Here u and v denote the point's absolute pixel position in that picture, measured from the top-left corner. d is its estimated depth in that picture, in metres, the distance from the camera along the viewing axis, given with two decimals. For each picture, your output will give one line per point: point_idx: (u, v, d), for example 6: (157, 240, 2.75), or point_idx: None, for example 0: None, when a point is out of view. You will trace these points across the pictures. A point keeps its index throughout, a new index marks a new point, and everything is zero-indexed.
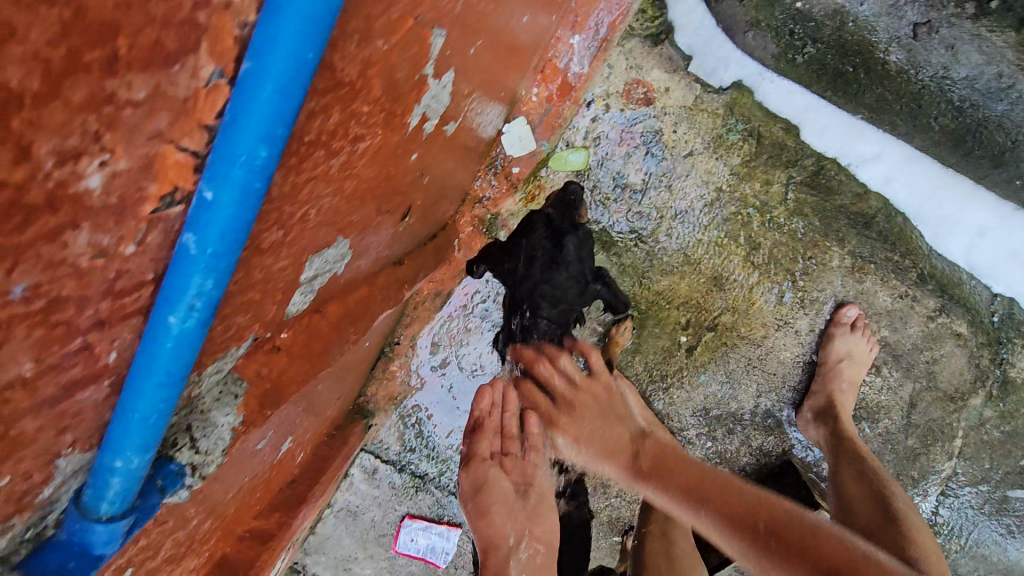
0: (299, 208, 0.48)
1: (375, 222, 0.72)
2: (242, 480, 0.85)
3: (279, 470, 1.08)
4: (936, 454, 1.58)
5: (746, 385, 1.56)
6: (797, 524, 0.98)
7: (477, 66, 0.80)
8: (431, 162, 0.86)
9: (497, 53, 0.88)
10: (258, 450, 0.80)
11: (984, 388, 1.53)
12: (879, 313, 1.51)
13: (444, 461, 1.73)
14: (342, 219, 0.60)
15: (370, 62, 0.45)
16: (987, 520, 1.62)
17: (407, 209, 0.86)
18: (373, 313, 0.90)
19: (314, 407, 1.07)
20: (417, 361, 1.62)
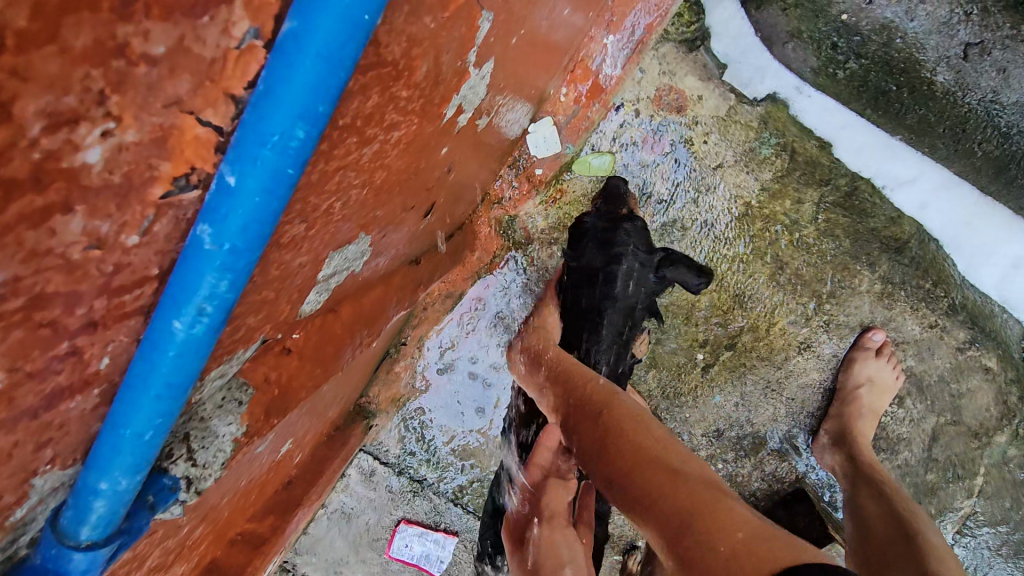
0: (326, 200, 0.43)
1: (398, 218, 0.67)
2: (239, 484, 0.80)
3: (276, 472, 1.03)
4: (955, 491, 1.52)
5: (762, 408, 1.50)
6: (695, 518, 0.72)
7: (516, 58, 0.75)
8: (457, 159, 0.81)
9: (535, 46, 0.84)
10: (257, 453, 0.76)
11: (1010, 426, 1.47)
12: (905, 341, 1.46)
13: (444, 467, 1.68)
14: (367, 214, 0.55)
15: (416, 40, 0.40)
16: (1003, 562, 1.56)
17: (429, 207, 0.81)
18: (387, 314, 0.85)
19: (317, 408, 1.03)
20: (424, 361, 1.57)
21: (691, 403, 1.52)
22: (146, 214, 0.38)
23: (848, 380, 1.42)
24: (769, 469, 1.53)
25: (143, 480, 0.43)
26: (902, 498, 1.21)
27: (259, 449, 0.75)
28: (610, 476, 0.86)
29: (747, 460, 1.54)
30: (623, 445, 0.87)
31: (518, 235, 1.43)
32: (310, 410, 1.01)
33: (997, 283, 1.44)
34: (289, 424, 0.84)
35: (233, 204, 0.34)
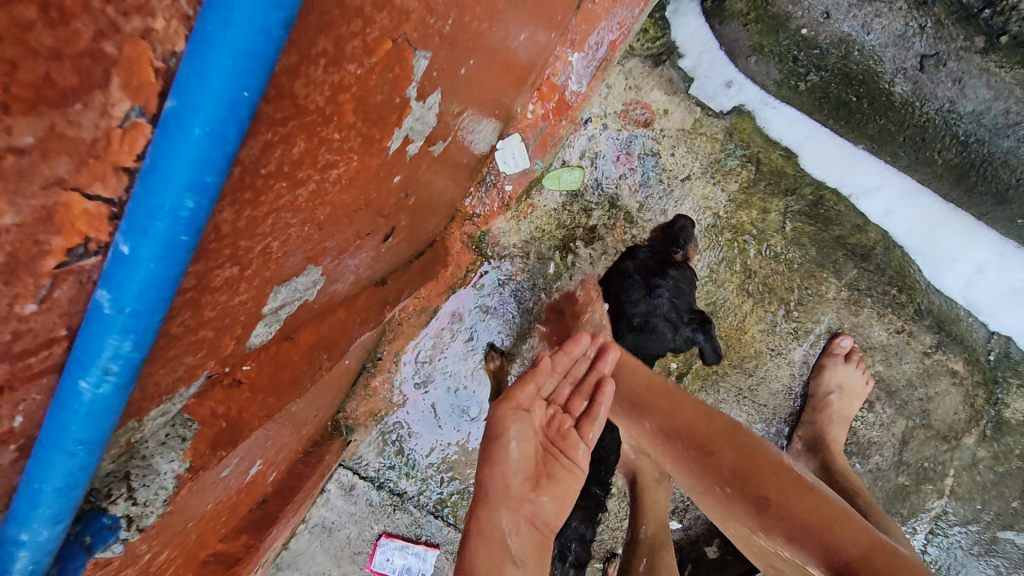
0: (259, 241, 0.45)
1: (354, 245, 0.68)
2: (204, 508, 0.80)
3: (248, 493, 1.03)
4: (927, 492, 1.55)
5: (736, 415, 1.52)
6: (833, 529, 0.78)
7: (471, 83, 0.76)
8: (418, 182, 0.81)
9: (493, 69, 0.85)
10: (221, 478, 0.76)
11: (977, 428, 1.50)
12: (873, 347, 1.48)
13: (424, 480, 1.69)
14: (316, 246, 0.56)
15: (341, 87, 0.44)
16: (975, 561, 1.57)
17: (391, 230, 0.82)
18: (351, 336, 0.85)
19: (286, 428, 1.03)
20: (400, 377, 1.57)
21: None
22: (41, 284, 0.38)
23: (818, 385, 1.45)
24: None
25: (64, 529, 0.47)
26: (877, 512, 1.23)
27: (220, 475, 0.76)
28: (670, 446, 0.96)
29: None
30: (681, 426, 0.95)
31: (491, 249, 1.44)
32: (279, 432, 1.00)
33: (960, 286, 1.48)
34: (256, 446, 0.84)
35: (129, 274, 0.37)
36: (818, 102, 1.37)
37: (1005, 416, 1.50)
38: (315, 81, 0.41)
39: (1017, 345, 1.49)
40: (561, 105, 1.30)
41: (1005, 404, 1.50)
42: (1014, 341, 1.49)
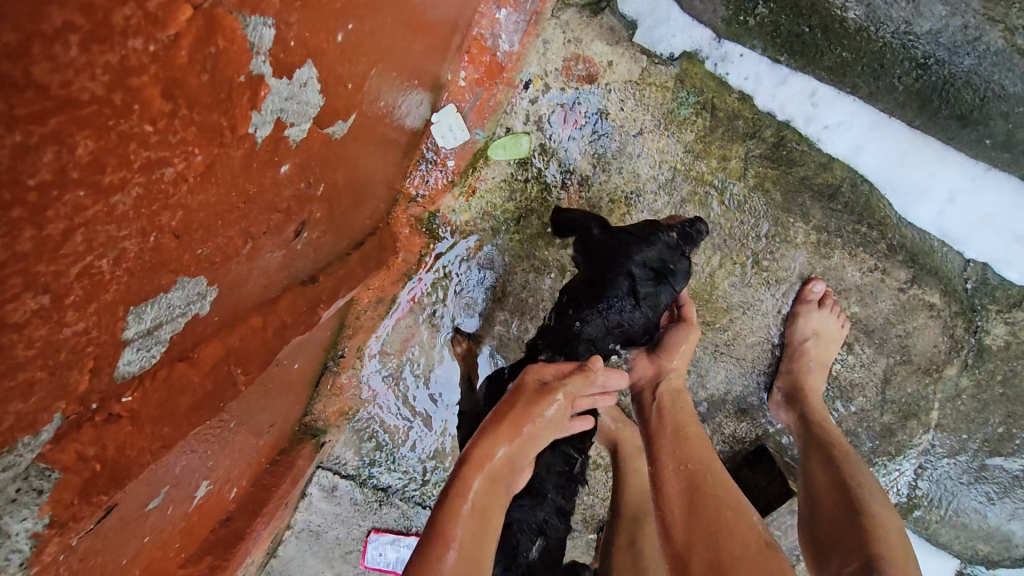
0: (72, 263, 0.38)
1: (245, 249, 0.62)
2: (139, 542, 0.76)
3: (203, 514, 0.98)
4: (914, 429, 1.52)
5: (714, 372, 1.49)
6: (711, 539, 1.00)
7: (360, 47, 0.68)
8: (323, 169, 0.74)
9: (391, 31, 0.76)
10: (147, 511, 0.72)
11: (959, 358, 1.47)
12: (848, 289, 1.44)
13: (407, 473, 1.65)
14: (180, 257, 0.50)
15: (130, 68, 0.37)
16: (966, 489, 1.58)
17: (301, 225, 0.75)
18: (278, 344, 0.79)
19: (234, 443, 0.98)
20: (367, 371, 1.52)
21: None
22: None
23: (793, 332, 1.41)
24: (729, 431, 1.53)
25: None
26: (852, 462, 1.21)
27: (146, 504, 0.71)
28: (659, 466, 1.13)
29: (708, 426, 1.52)
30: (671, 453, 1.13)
31: (442, 230, 1.37)
32: (226, 448, 0.95)
33: (933, 220, 1.44)
34: (189, 470, 0.80)
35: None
36: (769, 37, 1.29)
37: (985, 343, 1.47)
38: (80, 62, 0.33)
39: (994, 271, 1.45)
40: (492, 72, 1.22)
41: (985, 331, 1.46)
42: (990, 268, 1.45)
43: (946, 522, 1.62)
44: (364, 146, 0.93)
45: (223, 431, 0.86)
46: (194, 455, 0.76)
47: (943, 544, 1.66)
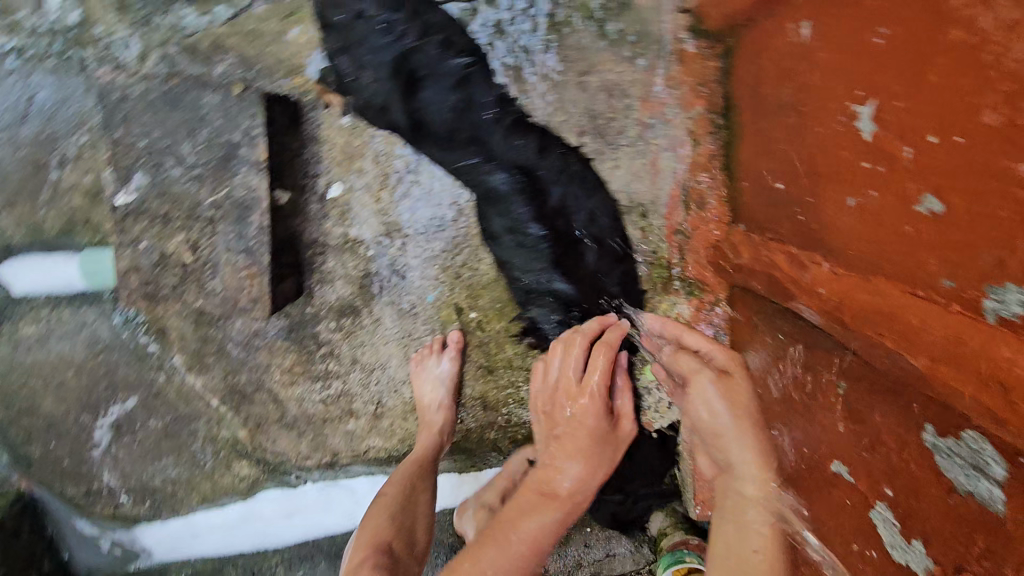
0: (993, 552, 0.73)
1: (958, 510, 0.79)
2: (928, 95, 0.73)
3: (833, 39, 0.91)
4: (217, 381, 1.64)
5: (392, 319, 1.61)
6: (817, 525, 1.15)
7: (875, 435, 0.95)
8: (886, 463, 0.93)
9: (831, 429, 1.07)
10: (920, 265, 0.79)
11: (242, 442, 1.71)
12: (356, 434, 1.69)
13: (570, 21, 1.39)
14: (1012, 546, 0.71)
15: None
16: (126, 356, 1.64)
17: (882, 411, 0.92)
18: (846, 366, 1.00)
19: (819, 123, 0.97)
20: (671, 118, 1.43)
21: (446, 272, 1.57)
22: None
23: (371, 386, 1.65)
24: (338, 286, 1.57)
25: (996, 509, 0.73)
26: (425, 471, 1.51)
27: (906, 203, 0.80)
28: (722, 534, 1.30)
29: (359, 270, 1.56)
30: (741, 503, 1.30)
31: (673, 286, 1.56)
32: (826, 120, 0.95)
33: (348, 485, 1.82)
34: (893, 177, 0.81)
35: None
36: None
37: (237, 459, 1.73)
38: None
39: (285, 482, 1.79)
40: None
41: (247, 465, 1.74)
42: (289, 482, 1.79)
43: (105, 330, 1.63)
44: (818, 408, 1.11)
45: (867, 195, 0.88)
46: (897, 263, 0.83)
47: (89, 295, 1.62)
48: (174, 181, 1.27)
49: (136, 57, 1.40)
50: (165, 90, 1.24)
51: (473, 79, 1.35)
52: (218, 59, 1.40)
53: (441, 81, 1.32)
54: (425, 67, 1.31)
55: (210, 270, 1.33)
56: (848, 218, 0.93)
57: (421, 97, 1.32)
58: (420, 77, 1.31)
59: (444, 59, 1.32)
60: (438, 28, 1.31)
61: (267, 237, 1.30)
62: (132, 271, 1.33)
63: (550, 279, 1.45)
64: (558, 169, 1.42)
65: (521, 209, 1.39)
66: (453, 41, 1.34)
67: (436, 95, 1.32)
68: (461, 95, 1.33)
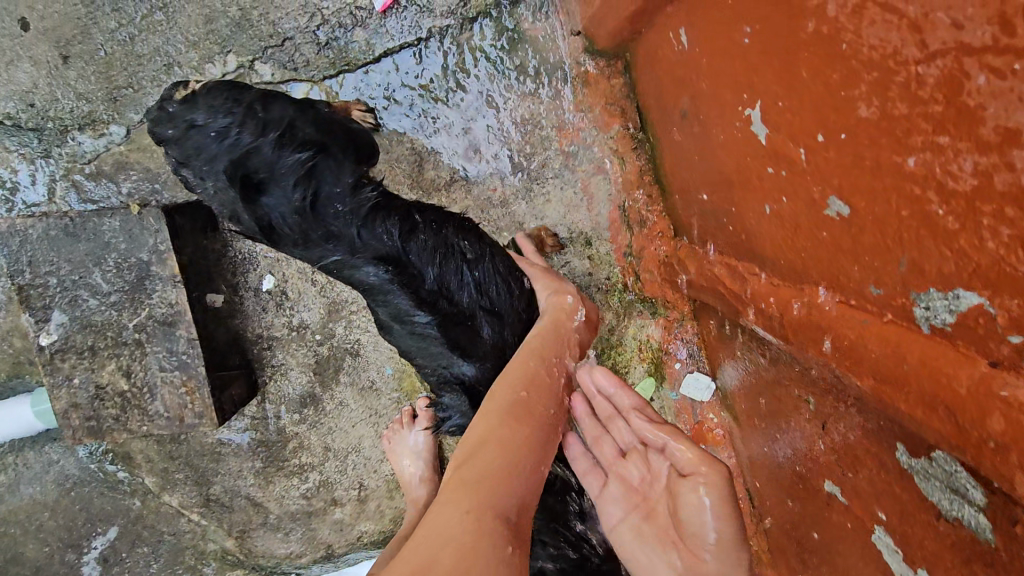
0: None
1: (948, 539, 0.69)
2: (807, 90, 0.66)
3: (712, 43, 0.84)
4: (192, 496, 1.58)
5: (355, 399, 1.55)
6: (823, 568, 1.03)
7: (851, 453, 0.84)
8: (867, 486, 0.83)
9: (811, 448, 0.97)
10: (843, 271, 0.70)
11: (232, 553, 1.64)
12: (344, 523, 1.62)
13: (466, 66, 1.35)
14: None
15: None
16: (98, 487, 1.59)
17: (852, 428, 0.82)
18: (809, 380, 0.90)
19: (721, 128, 0.90)
20: (590, 141, 1.36)
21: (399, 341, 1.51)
22: None
23: (349, 471, 1.58)
24: (292, 376, 1.52)
25: (983, 540, 0.63)
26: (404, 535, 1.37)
27: (814, 206, 0.72)
28: None
29: (311, 357, 1.51)
30: None
31: (635, 310, 1.46)
32: (726, 125, 0.88)
33: None
34: (797, 179, 0.74)
35: None
36: None
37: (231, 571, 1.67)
38: None
39: None
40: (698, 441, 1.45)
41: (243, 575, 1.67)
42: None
43: (73, 466, 1.59)
44: (795, 425, 1.01)
45: (778, 200, 0.80)
46: (822, 270, 0.75)
47: (51, 432, 1.59)
48: (93, 312, 1.24)
49: (44, 194, 1.39)
50: (64, 223, 1.21)
51: (321, 168, 1.07)
52: (124, 178, 1.37)
53: (283, 181, 1.05)
54: (262, 169, 1.03)
55: (148, 393, 1.28)
56: (769, 225, 0.86)
57: (264, 203, 1.05)
58: (259, 183, 1.04)
59: (281, 156, 1.04)
60: (272, 125, 1.03)
61: (199, 350, 1.27)
62: (72, 409, 1.27)
63: (459, 367, 1.16)
64: (432, 247, 1.14)
65: (399, 296, 1.13)
66: (300, 131, 1.06)
67: (280, 197, 1.06)
68: (307, 191, 1.06)
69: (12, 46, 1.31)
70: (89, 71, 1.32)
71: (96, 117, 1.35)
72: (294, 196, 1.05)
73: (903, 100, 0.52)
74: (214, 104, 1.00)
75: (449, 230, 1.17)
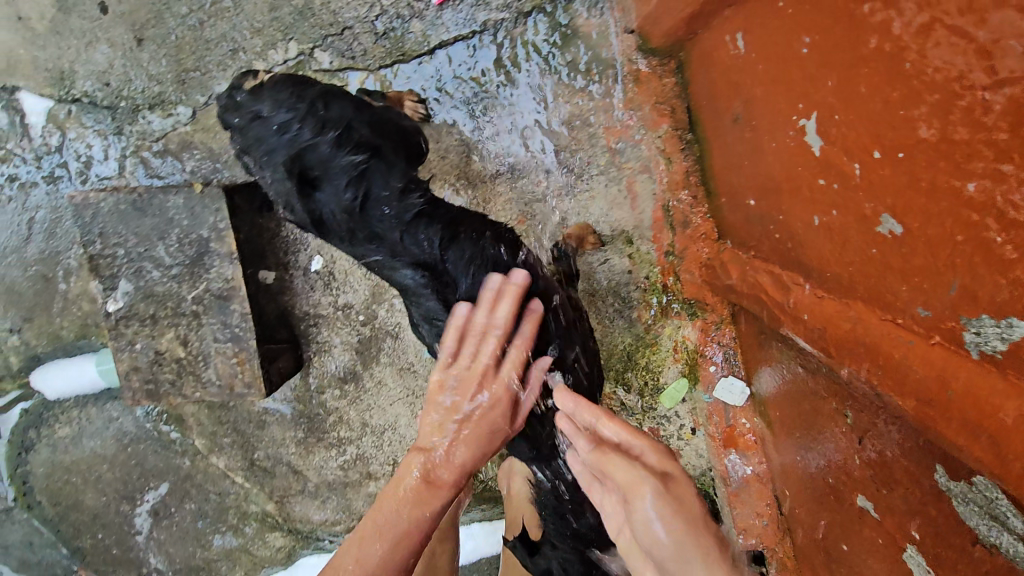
0: None
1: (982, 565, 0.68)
2: (865, 105, 0.65)
3: (770, 49, 0.84)
4: (237, 460, 1.67)
5: (392, 379, 1.60)
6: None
7: (887, 471, 0.83)
8: (902, 504, 0.82)
9: (846, 461, 0.96)
10: (892, 290, 0.69)
11: (270, 515, 1.74)
12: (376, 496, 1.69)
13: (517, 59, 1.36)
14: None
15: None
16: (152, 445, 1.70)
17: (889, 445, 0.81)
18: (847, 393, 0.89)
19: (773, 135, 0.89)
20: (637, 140, 1.36)
21: None
22: None
23: (383, 447, 1.65)
24: (334, 353, 1.58)
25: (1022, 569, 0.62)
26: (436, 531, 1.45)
27: (865, 222, 0.71)
28: None
29: (353, 335, 1.57)
30: None
31: (672, 309, 1.46)
32: (779, 132, 0.88)
33: None
34: (849, 192, 0.73)
35: None
36: None
37: (269, 532, 1.77)
38: None
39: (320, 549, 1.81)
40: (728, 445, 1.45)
41: (280, 536, 1.77)
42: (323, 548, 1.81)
43: (130, 423, 1.70)
44: (832, 437, 1.00)
45: (828, 212, 0.79)
46: (870, 285, 0.73)
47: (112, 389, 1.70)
48: (156, 282, 1.32)
49: (115, 168, 1.48)
50: (133, 198, 1.29)
51: (373, 169, 1.08)
52: (187, 157, 1.45)
53: (336, 180, 1.07)
54: (318, 166, 1.05)
55: (203, 361, 1.36)
56: (817, 235, 0.85)
57: (316, 198, 1.07)
58: (314, 179, 1.06)
59: (337, 155, 1.05)
60: (331, 124, 1.05)
61: (251, 324, 1.34)
62: (132, 372, 1.37)
63: None
64: (470, 258, 1.14)
65: (432, 304, 1.15)
66: (354, 129, 1.08)
67: (330, 194, 1.07)
68: (357, 192, 1.07)
69: (92, 29, 1.39)
70: (161, 54, 1.39)
71: (166, 97, 1.42)
72: (346, 194, 1.07)
73: (967, 124, 0.52)
74: (280, 97, 1.04)
75: (490, 243, 1.17)
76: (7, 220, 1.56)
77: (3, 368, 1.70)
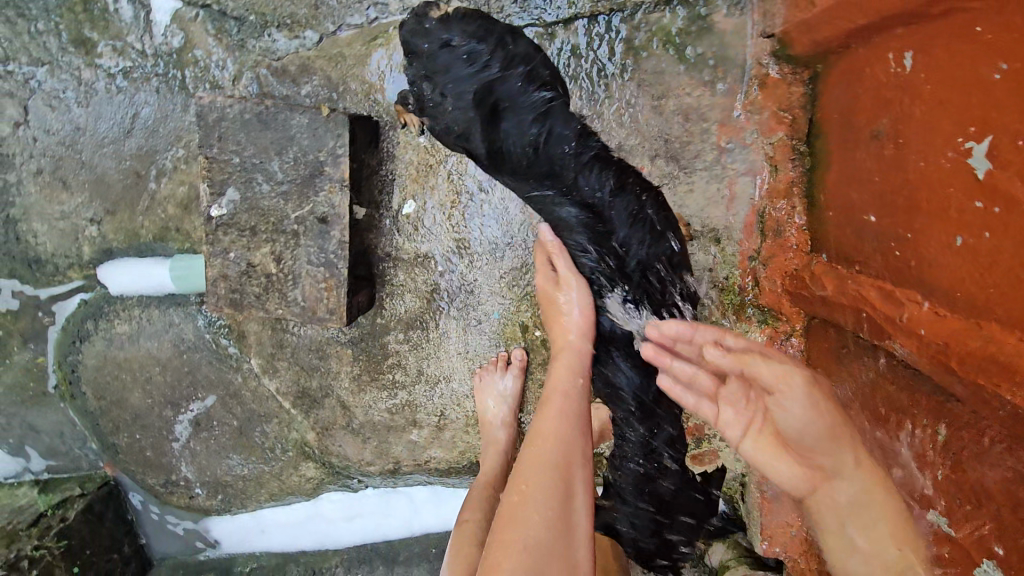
0: None
1: None
2: None
3: (947, 72, 0.87)
4: (289, 384, 1.71)
5: (457, 334, 1.63)
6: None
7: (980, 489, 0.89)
8: (994, 521, 0.87)
9: (925, 477, 1.02)
10: None
11: (309, 444, 1.77)
12: (417, 444, 1.72)
13: (649, 45, 1.39)
14: None
15: None
16: (208, 356, 1.73)
17: (991, 465, 0.86)
18: (948, 412, 0.94)
19: (926, 155, 0.93)
20: (749, 143, 1.40)
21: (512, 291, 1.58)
22: None
23: (435, 398, 1.68)
24: (406, 298, 1.61)
25: None
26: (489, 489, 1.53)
27: None
28: None
29: (429, 284, 1.60)
30: None
31: (745, 313, 1.49)
32: (935, 153, 0.91)
33: (406, 491, 1.86)
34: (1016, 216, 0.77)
35: None
36: None
37: (303, 460, 1.80)
38: None
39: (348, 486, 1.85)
40: None
41: (313, 466, 1.81)
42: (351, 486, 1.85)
43: (190, 331, 1.72)
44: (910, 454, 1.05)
45: (979, 233, 0.83)
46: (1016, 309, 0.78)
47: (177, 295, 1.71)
48: (263, 196, 1.35)
49: (231, 79, 1.50)
50: (259, 110, 1.31)
51: (556, 113, 1.27)
52: (305, 81, 1.47)
53: (520, 112, 1.26)
54: (507, 98, 1.24)
55: (292, 280, 1.38)
56: (955, 256, 0.89)
57: (502, 128, 1.25)
58: (500, 108, 1.25)
59: (528, 92, 1.25)
60: (518, 58, 1.24)
61: (347, 252, 1.36)
62: (220, 279, 1.40)
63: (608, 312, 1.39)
64: (628, 212, 1.32)
65: (586, 237, 1.33)
66: (538, 74, 1.28)
67: (515, 126, 1.26)
68: (542, 128, 1.27)
69: None
70: None
71: (297, 19, 1.44)
72: (530, 131, 1.26)
73: None
74: (469, 29, 1.21)
75: (644, 204, 1.34)
76: (110, 112, 1.60)
77: (73, 255, 1.70)
